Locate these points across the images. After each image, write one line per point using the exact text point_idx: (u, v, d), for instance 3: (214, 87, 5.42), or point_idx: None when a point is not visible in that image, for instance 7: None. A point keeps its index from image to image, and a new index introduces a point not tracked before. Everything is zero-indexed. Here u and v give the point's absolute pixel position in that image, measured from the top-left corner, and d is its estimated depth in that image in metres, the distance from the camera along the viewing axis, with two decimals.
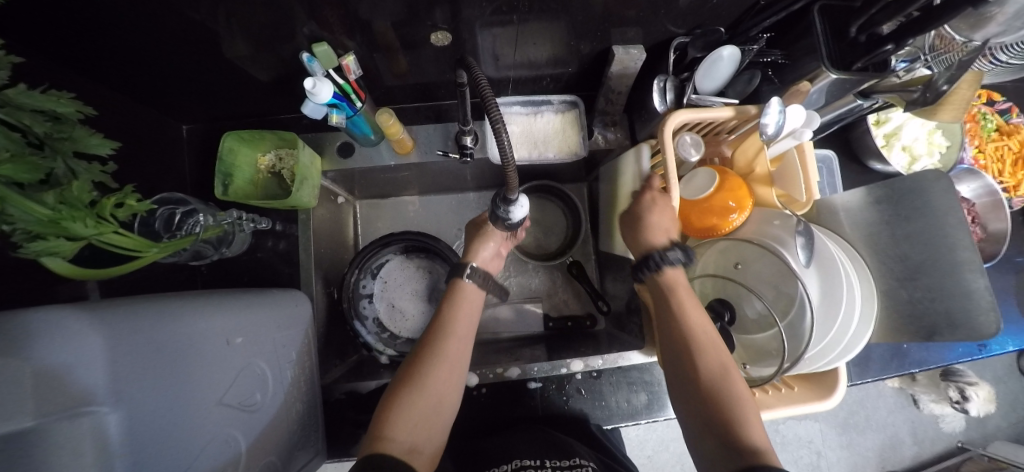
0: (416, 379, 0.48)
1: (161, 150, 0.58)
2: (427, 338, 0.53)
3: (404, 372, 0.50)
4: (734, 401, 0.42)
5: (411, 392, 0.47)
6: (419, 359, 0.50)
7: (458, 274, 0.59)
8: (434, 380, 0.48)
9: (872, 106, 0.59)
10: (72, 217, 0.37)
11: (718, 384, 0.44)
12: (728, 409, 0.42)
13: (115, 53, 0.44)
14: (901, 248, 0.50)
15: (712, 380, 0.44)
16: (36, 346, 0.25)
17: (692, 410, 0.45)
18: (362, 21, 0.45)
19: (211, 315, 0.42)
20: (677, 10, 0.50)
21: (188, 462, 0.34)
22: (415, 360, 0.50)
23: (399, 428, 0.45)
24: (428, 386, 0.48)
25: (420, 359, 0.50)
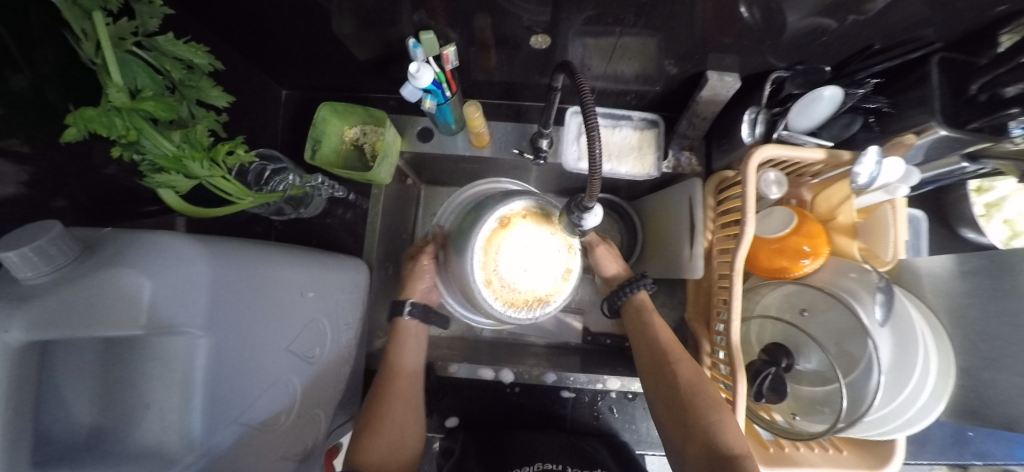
0: (375, 415, 0.53)
1: (264, 110, 0.64)
2: (379, 381, 0.57)
3: (369, 409, 0.54)
4: (706, 405, 0.47)
5: (372, 425, 0.52)
6: (374, 397, 0.55)
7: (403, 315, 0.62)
8: (389, 411, 0.53)
9: (977, 170, 0.54)
10: (190, 156, 0.41)
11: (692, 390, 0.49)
12: (701, 414, 0.47)
13: (244, 18, 0.49)
14: (992, 327, 0.46)
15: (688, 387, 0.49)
16: (152, 263, 0.29)
17: (674, 419, 0.49)
18: (466, 15, 0.47)
19: (292, 267, 0.45)
20: (782, 43, 0.49)
21: (253, 398, 0.37)
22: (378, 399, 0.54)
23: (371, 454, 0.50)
24: (386, 422, 0.53)
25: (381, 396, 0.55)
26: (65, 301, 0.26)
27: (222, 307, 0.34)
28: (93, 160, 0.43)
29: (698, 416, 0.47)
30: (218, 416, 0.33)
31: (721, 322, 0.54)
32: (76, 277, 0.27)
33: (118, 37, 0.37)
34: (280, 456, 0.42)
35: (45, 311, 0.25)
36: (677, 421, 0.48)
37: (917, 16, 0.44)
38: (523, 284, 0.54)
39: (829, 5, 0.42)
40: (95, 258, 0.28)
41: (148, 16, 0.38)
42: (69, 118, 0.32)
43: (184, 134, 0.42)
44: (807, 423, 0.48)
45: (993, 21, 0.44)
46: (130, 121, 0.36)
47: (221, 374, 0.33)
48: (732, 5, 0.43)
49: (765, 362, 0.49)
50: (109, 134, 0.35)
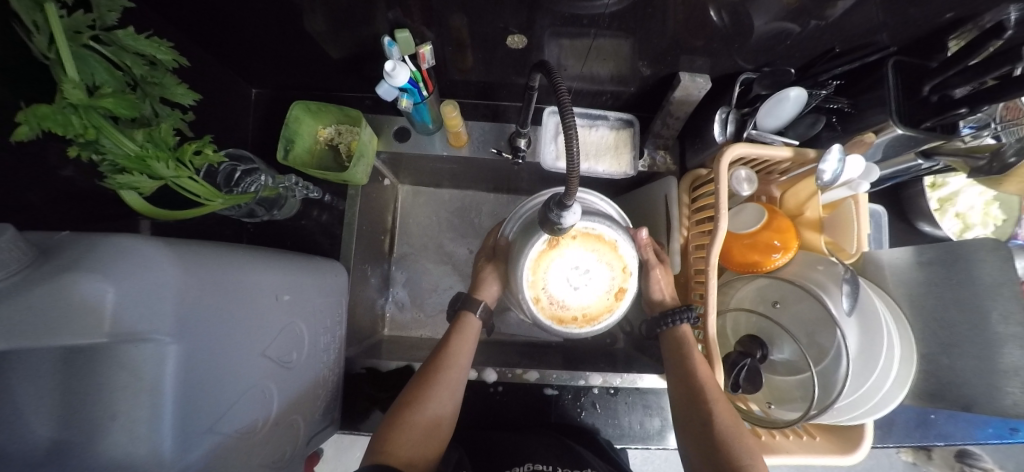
0: (416, 401, 0.52)
1: (233, 110, 0.62)
2: (429, 366, 0.56)
3: (410, 392, 0.54)
4: (743, 450, 0.44)
5: (410, 410, 0.51)
6: (422, 381, 0.54)
7: (468, 309, 0.62)
8: (434, 401, 0.52)
9: (931, 167, 0.58)
10: (155, 155, 0.40)
11: (730, 433, 0.45)
12: (738, 459, 0.43)
13: (210, 14, 0.47)
14: (948, 312, 0.49)
15: (726, 427, 0.45)
16: (116, 266, 0.28)
17: (705, 458, 0.45)
18: (443, 14, 0.47)
19: (264, 270, 0.43)
20: (749, 45, 0.51)
21: (226, 406, 0.36)
22: (421, 387, 0.53)
23: (400, 443, 0.49)
24: (429, 404, 0.52)
25: (427, 383, 0.54)
26: (21, 311, 0.24)
27: (191, 312, 0.32)
28: (47, 163, 0.41)
29: (734, 462, 0.43)
30: (190, 425, 0.32)
31: (698, 316, 0.55)
32: (29, 286, 0.25)
33: (74, 30, 0.35)
34: (257, 464, 0.41)
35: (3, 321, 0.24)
36: (709, 461, 0.45)
37: (872, 21, 0.46)
38: (574, 300, 0.54)
39: (792, 10, 0.44)
40: (52, 263, 0.27)
41: (107, 10, 0.37)
42: (20, 115, 0.30)
43: (148, 133, 0.41)
44: (782, 412, 0.50)
45: (939, 27, 0.47)
46: (88, 119, 0.34)
47: (192, 382, 0.32)
48: (701, 8, 0.44)
49: (741, 354, 0.51)
50: (64, 133, 0.33)
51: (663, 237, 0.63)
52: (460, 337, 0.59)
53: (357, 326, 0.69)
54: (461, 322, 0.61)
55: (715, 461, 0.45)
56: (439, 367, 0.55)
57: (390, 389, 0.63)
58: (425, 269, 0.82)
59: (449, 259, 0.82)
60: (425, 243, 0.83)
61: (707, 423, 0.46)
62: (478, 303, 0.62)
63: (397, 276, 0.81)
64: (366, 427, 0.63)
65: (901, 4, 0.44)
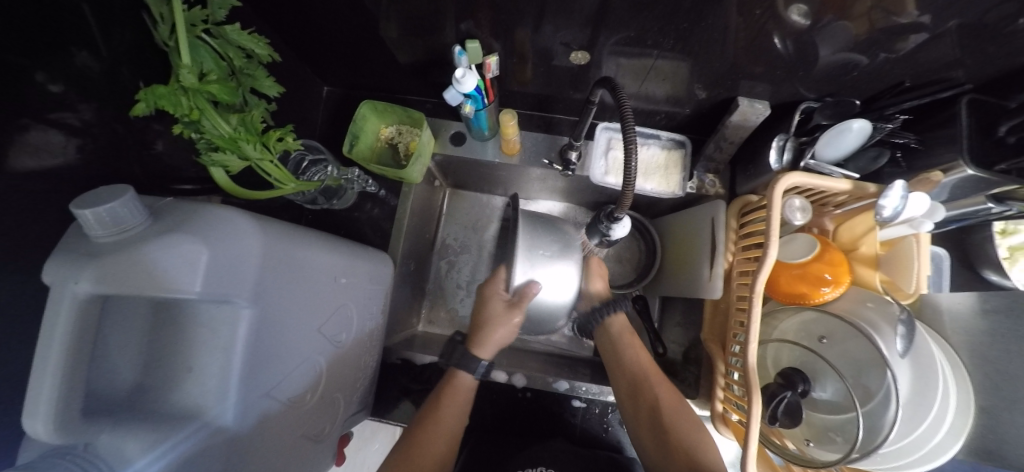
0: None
1: (307, 105, 0.67)
2: (417, 429, 0.56)
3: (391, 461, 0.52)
4: (685, 428, 0.52)
5: None
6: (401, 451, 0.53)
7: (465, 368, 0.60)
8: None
9: (1004, 213, 0.54)
10: (245, 138, 0.44)
11: (669, 414, 0.54)
12: (681, 435, 0.52)
13: (299, 15, 0.52)
14: (1013, 367, 0.46)
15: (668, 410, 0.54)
16: (212, 231, 0.31)
17: (657, 445, 0.53)
18: (510, 28, 0.49)
19: (329, 254, 0.47)
20: (813, 75, 0.51)
21: (285, 373, 0.39)
22: (403, 455, 0.52)
23: None
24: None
25: (410, 452, 0.53)
26: (121, 265, 0.27)
27: (264, 282, 0.35)
28: (147, 137, 0.46)
29: (678, 438, 0.51)
30: (251, 388, 0.35)
31: (737, 343, 0.54)
32: (137, 241, 0.28)
33: (191, 23, 0.40)
34: (300, 435, 0.44)
35: (108, 270, 0.27)
36: (660, 446, 0.52)
37: (949, 57, 0.45)
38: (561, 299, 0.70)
39: (861, 41, 0.44)
40: (160, 223, 0.30)
41: (219, 7, 0.41)
42: (142, 93, 0.35)
43: (241, 118, 0.45)
44: (820, 451, 0.48)
45: (1022, 68, 0.46)
46: (194, 101, 0.39)
47: (260, 343, 0.35)
48: (766, 35, 0.45)
49: (781, 385, 0.49)
50: (174, 113, 0.38)
51: (705, 261, 0.63)
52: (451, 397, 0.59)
53: (397, 317, 0.72)
54: (454, 379, 0.60)
55: (665, 444, 0.52)
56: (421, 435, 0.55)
57: (421, 382, 0.65)
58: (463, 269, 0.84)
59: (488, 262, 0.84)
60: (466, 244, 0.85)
61: (654, 409, 0.55)
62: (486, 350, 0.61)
63: (436, 273, 0.84)
64: (396, 415, 0.65)
65: (981, 42, 0.42)
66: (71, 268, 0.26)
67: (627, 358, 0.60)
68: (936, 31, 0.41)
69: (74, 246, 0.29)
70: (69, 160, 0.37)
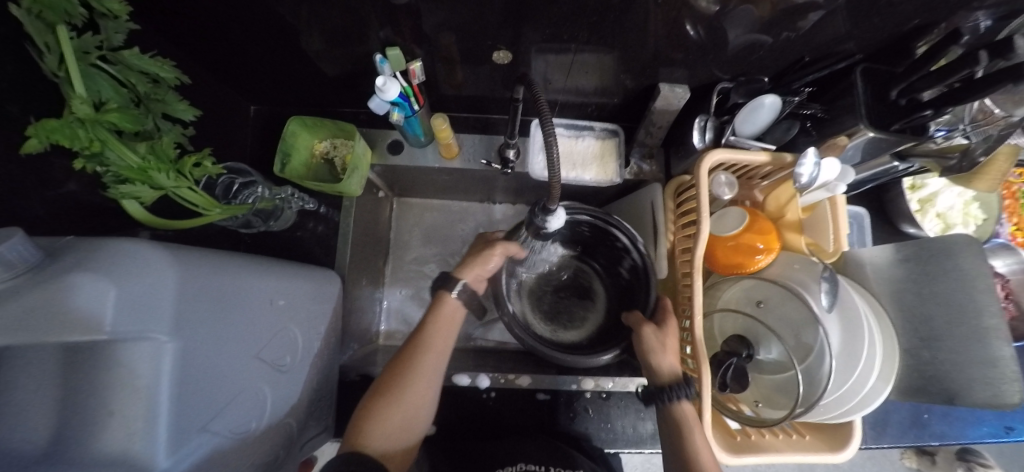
0: (392, 390, 0.49)
1: (232, 127, 0.64)
2: (407, 348, 0.53)
3: (383, 380, 0.50)
4: None
5: (387, 401, 0.48)
6: (397, 368, 0.51)
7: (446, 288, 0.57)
8: (411, 391, 0.49)
9: (908, 169, 0.59)
10: (156, 168, 0.42)
11: None
12: None
13: (211, 34, 0.50)
14: (927, 307, 0.50)
15: None
16: (123, 265, 0.30)
17: None
18: (430, 32, 0.49)
19: (263, 278, 0.45)
20: (723, 57, 0.54)
21: (222, 406, 0.38)
22: (398, 373, 0.50)
23: (375, 434, 0.47)
24: (407, 391, 0.49)
25: (406, 369, 0.51)
26: (18, 311, 0.26)
27: (187, 312, 0.34)
28: (48, 176, 0.42)
29: None
30: (183, 425, 0.33)
31: (686, 319, 0.56)
32: (30, 284, 0.26)
33: (82, 51, 0.38)
34: (250, 466, 0.42)
35: (1, 319, 0.25)
36: None
37: (840, 31, 0.49)
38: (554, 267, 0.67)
39: (765, 22, 0.47)
40: (61, 262, 0.29)
41: (114, 32, 0.40)
42: (31, 129, 0.32)
43: (150, 147, 0.43)
44: (770, 411, 0.50)
45: (904, 35, 0.50)
46: (93, 133, 0.37)
47: (189, 377, 0.34)
48: (678, 22, 0.47)
49: (727, 353, 0.52)
50: (71, 146, 0.35)
51: (651, 243, 0.65)
52: (439, 321, 0.55)
53: (353, 334, 0.70)
54: (439, 303, 0.56)
55: None
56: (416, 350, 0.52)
57: None
58: (420, 278, 0.83)
59: (446, 268, 0.83)
60: (422, 252, 0.84)
61: None
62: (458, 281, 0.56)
63: (393, 285, 0.83)
64: None
65: (867, 16, 0.46)
66: None
67: (691, 455, 0.45)
68: (828, 8, 0.44)
69: None
70: None
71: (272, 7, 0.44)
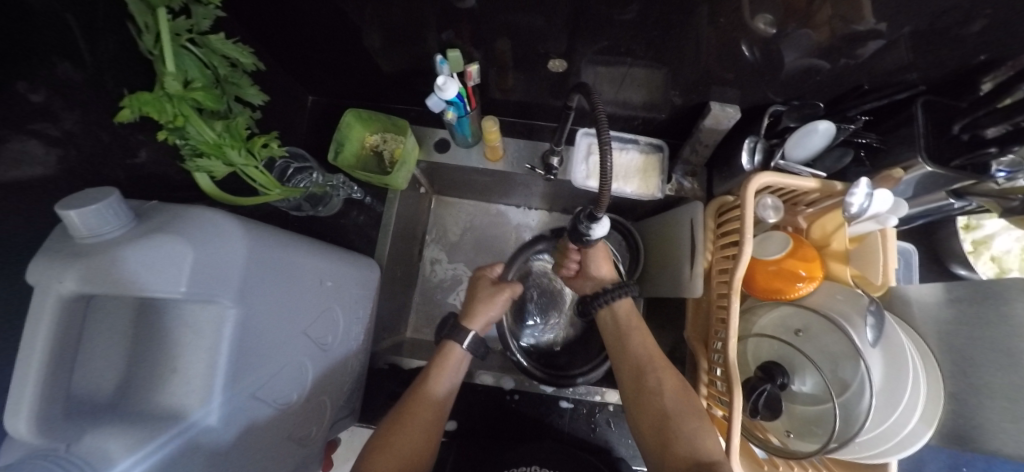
0: (384, 439, 0.48)
1: (293, 114, 0.68)
2: (405, 399, 0.54)
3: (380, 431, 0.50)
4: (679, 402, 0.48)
5: (379, 449, 0.47)
6: (392, 417, 0.51)
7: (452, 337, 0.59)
8: (401, 438, 0.48)
9: (965, 208, 0.57)
10: (230, 144, 0.45)
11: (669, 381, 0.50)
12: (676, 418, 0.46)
13: (285, 26, 0.53)
14: (975, 353, 0.48)
15: (667, 391, 0.49)
16: (199, 231, 0.32)
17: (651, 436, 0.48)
18: (490, 37, 0.51)
19: (316, 258, 0.48)
20: (778, 80, 0.54)
21: (271, 375, 0.40)
22: (393, 422, 0.50)
23: None
24: (399, 441, 0.48)
25: (400, 418, 0.51)
26: (91, 267, 0.26)
27: (250, 280, 0.36)
28: (131, 145, 0.46)
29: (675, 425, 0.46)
30: (237, 388, 0.35)
31: (719, 340, 0.55)
32: (119, 242, 0.28)
33: (175, 33, 0.41)
34: (285, 438, 0.44)
35: (91, 271, 0.27)
36: (656, 436, 0.47)
37: (902, 62, 0.48)
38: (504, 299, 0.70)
39: (823, 48, 0.47)
40: (146, 225, 0.30)
41: (203, 17, 0.42)
42: (127, 100, 0.36)
43: (225, 125, 0.46)
44: (801, 443, 0.49)
45: (969, 70, 0.48)
46: (178, 108, 0.39)
47: (246, 343, 0.35)
48: (734, 43, 0.47)
49: (760, 379, 0.51)
50: (159, 118, 0.38)
51: (687, 261, 0.64)
52: (441, 369, 0.57)
53: (384, 323, 0.72)
54: (443, 350, 0.59)
55: (659, 433, 0.47)
56: (417, 395, 0.53)
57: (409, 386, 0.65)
58: (451, 275, 0.85)
59: (477, 267, 0.85)
60: (454, 250, 0.86)
61: (647, 397, 0.50)
62: (466, 332, 0.59)
63: (425, 279, 0.85)
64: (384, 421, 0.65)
65: (931, 48, 0.45)
66: (55, 268, 0.26)
67: (629, 346, 0.56)
68: (891, 37, 0.44)
69: (56, 247, 0.29)
70: (47, 170, 0.37)
71: (342, 4, 0.46)
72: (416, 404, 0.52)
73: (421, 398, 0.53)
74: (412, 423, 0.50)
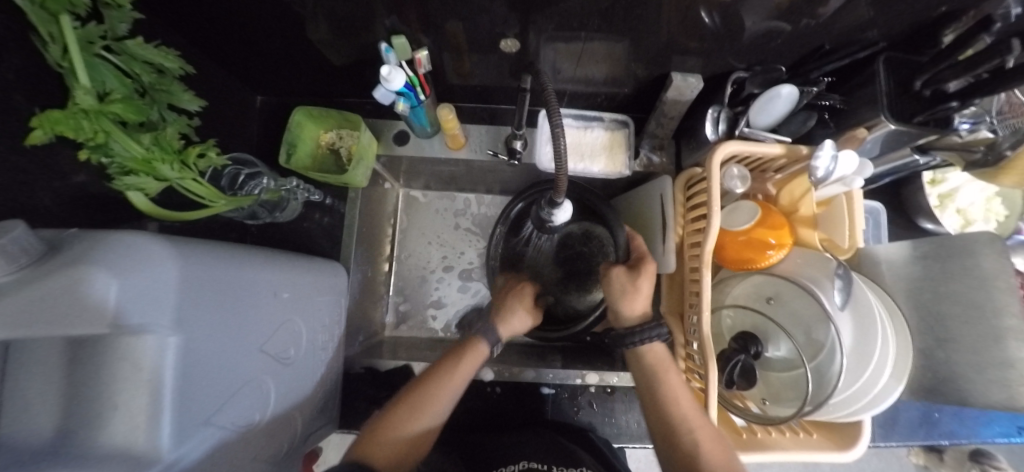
0: (407, 405, 0.50)
1: (237, 117, 0.64)
2: (424, 377, 0.54)
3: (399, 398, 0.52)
4: None
5: (399, 416, 0.49)
6: (414, 387, 0.53)
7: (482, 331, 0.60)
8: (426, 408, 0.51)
9: (928, 163, 0.58)
10: (160, 159, 0.42)
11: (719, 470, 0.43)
12: None
13: (217, 24, 0.49)
14: (941, 306, 0.49)
15: None
16: (122, 258, 0.29)
17: None
18: (437, 20, 0.48)
19: (268, 271, 0.46)
20: (740, 45, 0.52)
21: (224, 398, 0.38)
22: (417, 390, 0.52)
23: (382, 448, 0.47)
24: (420, 412, 0.50)
25: (428, 386, 0.52)
26: (28, 300, 0.25)
27: (189, 304, 0.33)
28: (57, 166, 0.42)
29: None
30: (187, 418, 0.33)
31: (693, 315, 0.54)
32: (41, 276, 0.26)
33: (86, 40, 0.37)
34: (252, 460, 0.42)
35: (16, 309, 0.25)
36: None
37: (863, 18, 0.47)
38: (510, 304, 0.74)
39: (782, 9, 0.45)
40: (56, 258, 0.28)
41: (118, 21, 0.39)
42: (35, 120, 0.32)
43: (154, 137, 0.43)
44: (777, 409, 0.50)
45: (930, 22, 0.47)
46: (98, 124, 0.36)
47: (190, 370, 0.33)
48: (692, 9, 0.45)
49: (735, 349, 0.51)
50: (76, 137, 0.35)
51: (659, 237, 0.64)
52: (469, 354, 0.57)
53: (358, 325, 0.70)
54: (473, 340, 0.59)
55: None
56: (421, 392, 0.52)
57: (389, 388, 0.65)
58: (426, 270, 0.83)
59: (451, 260, 0.84)
60: (426, 244, 0.84)
61: None
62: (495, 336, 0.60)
63: (399, 276, 0.83)
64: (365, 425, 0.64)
65: (892, 2, 0.44)
66: None
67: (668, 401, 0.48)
68: None
69: None
70: None
71: None
72: (442, 381, 0.53)
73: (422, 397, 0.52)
74: (434, 397, 0.52)
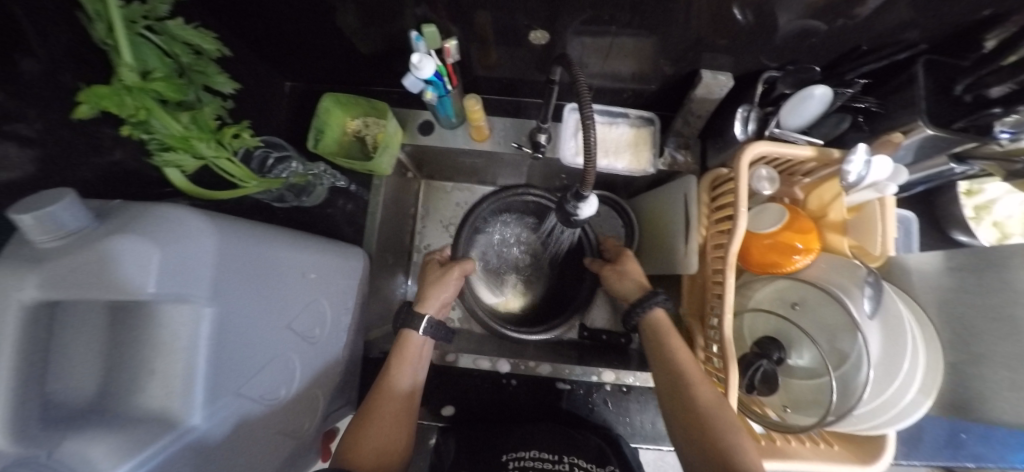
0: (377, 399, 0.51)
1: (267, 101, 0.66)
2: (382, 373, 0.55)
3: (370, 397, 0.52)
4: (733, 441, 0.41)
5: (374, 410, 0.50)
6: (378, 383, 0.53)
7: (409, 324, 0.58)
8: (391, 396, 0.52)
9: (965, 172, 0.56)
10: (197, 137, 0.43)
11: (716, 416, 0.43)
12: None
13: (253, 9, 0.50)
14: (974, 319, 0.47)
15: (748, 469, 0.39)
16: (162, 229, 0.30)
17: None
18: (468, 11, 0.48)
19: (298, 252, 0.47)
20: (772, 44, 0.51)
21: (253, 371, 0.39)
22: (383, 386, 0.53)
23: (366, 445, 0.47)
24: (390, 403, 0.51)
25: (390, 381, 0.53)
26: (69, 268, 0.25)
27: (223, 278, 0.34)
28: (100, 143, 0.44)
29: None
30: (219, 387, 0.34)
31: (715, 317, 0.53)
32: (83, 244, 0.26)
33: (130, 20, 0.38)
34: (275, 434, 0.43)
35: (59, 275, 0.25)
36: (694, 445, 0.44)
37: (903, 20, 0.45)
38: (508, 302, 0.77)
39: (819, 8, 0.44)
40: (101, 227, 0.28)
41: (159, 2, 0.40)
42: (83, 95, 0.33)
43: (192, 115, 0.44)
44: (799, 416, 0.49)
45: (976, 25, 0.46)
46: (139, 100, 0.37)
47: (223, 341, 0.34)
48: (725, 6, 0.44)
49: (757, 355, 0.50)
50: (120, 113, 0.36)
51: (681, 237, 0.63)
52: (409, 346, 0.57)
53: (376, 311, 0.71)
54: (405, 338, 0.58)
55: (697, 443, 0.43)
56: (379, 393, 0.52)
57: None
58: None
59: None
60: (444, 234, 0.85)
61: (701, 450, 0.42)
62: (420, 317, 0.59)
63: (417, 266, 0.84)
64: None
65: (935, 3, 0.42)
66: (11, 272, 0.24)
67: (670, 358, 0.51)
68: None
69: (12, 253, 0.26)
70: (22, 173, 0.35)
71: None
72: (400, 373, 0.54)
73: (385, 396, 0.52)
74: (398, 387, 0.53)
